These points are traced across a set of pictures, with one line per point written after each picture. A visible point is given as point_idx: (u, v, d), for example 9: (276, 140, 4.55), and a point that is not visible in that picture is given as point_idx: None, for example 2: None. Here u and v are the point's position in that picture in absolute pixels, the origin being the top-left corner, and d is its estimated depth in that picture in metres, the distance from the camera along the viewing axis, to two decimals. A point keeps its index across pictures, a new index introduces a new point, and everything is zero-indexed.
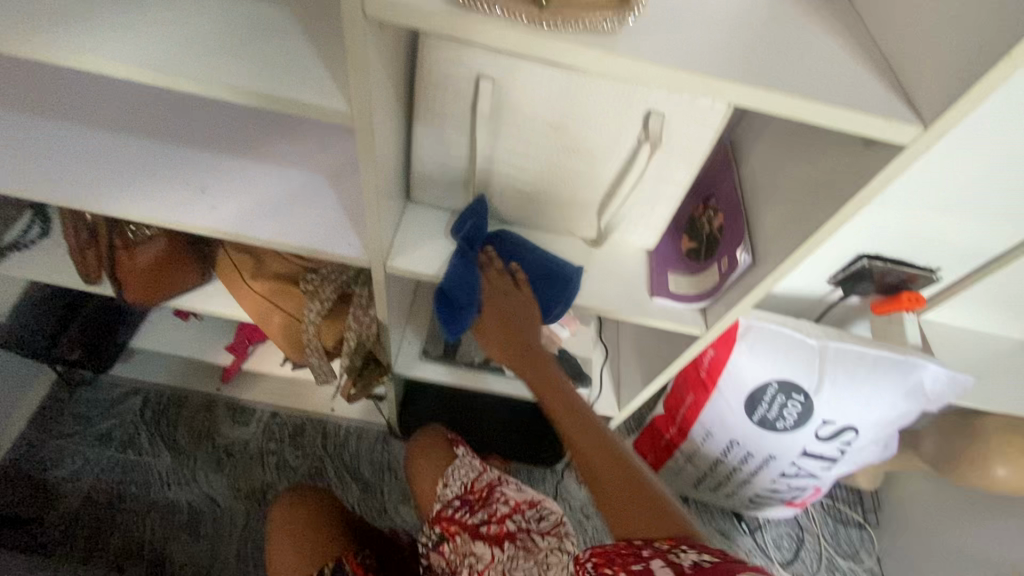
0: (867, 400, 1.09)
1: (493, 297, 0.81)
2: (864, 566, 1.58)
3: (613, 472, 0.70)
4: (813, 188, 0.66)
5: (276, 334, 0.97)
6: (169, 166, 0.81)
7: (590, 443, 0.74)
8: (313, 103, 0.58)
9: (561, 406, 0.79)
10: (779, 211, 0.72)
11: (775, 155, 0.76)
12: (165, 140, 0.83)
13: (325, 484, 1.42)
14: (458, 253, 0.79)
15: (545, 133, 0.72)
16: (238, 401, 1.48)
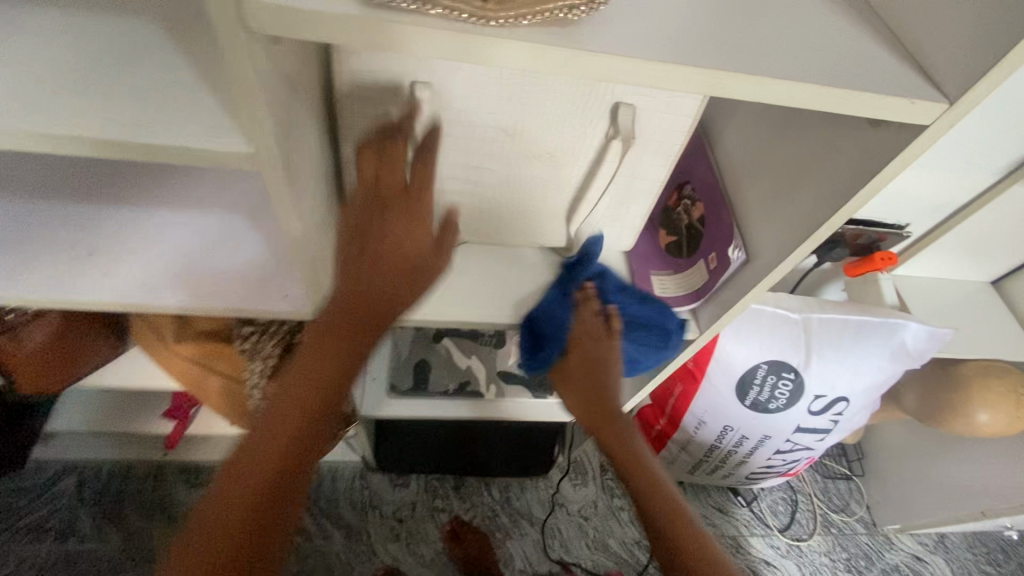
0: (855, 368, 1.07)
1: (580, 341, 0.74)
2: (855, 516, 1.61)
3: (665, 518, 0.76)
4: (807, 174, 0.60)
5: (217, 400, 0.84)
6: (46, 230, 0.66)
7: (643, 496, 0.78)
8: (206, 146, 0.46)
9: (632, 474, 0.79)
10: (769, 201, 0.65)
11: (754, 136, 0.69)
12: (34, 198, 0.68)
13: (304, 536, 1.30)
14: (559, 286, 0.72)
15: (499, 140, 0.62)
16: (191, 462, 1.33)
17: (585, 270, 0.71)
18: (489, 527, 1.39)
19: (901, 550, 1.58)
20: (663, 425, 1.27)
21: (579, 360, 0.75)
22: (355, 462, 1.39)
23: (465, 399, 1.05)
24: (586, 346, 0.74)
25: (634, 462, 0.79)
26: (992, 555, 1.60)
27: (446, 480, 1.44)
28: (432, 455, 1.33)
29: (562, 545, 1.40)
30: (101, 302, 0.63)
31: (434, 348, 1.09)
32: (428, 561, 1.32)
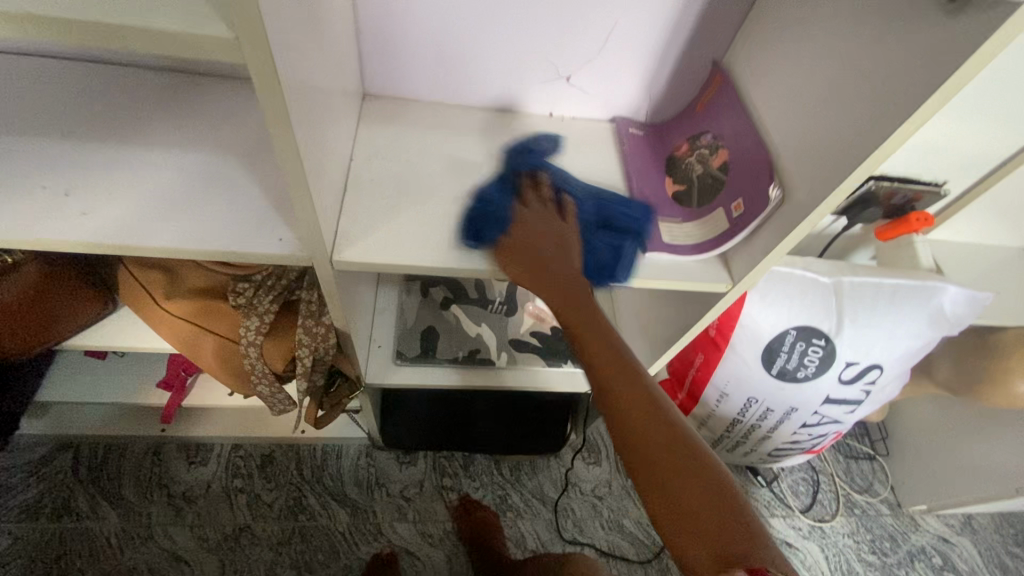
0: (890, 334, 1.01)
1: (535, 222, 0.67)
2: (880, 498, 1.55)
3: (661, 454, 0.58)
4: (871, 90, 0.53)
5: (210, 362, 0.77)
6: (24, 169, 0.61)
7: (631, 421, 0.61)
8: (186, 33, 0.40)
9: (606, 372, 0.64)
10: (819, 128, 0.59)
11: (797, 60, 0.63)
12: (8, 136, 0.62)
13: (308, 515, 1.25)
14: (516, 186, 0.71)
15: None
16: (190, 439, 1.30)
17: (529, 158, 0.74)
18: (500, 506, 1.34)
19: (928, 532, 1.51)
20: (682, 399, 1.22)
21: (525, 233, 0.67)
22: (361, 439, 1.34)
23: (475, 368, 0.99)
24: (522, 236, 0.66)
25: (609, 363, 0.64)
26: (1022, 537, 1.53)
27: (455, 460, 1.38)
28: (441, 432, 1.28)
29: (575, 525, 1.35)
30: (72, 242, 0.56)
31: (441, 315, 1.03)
32: (437, 541, 1.27)
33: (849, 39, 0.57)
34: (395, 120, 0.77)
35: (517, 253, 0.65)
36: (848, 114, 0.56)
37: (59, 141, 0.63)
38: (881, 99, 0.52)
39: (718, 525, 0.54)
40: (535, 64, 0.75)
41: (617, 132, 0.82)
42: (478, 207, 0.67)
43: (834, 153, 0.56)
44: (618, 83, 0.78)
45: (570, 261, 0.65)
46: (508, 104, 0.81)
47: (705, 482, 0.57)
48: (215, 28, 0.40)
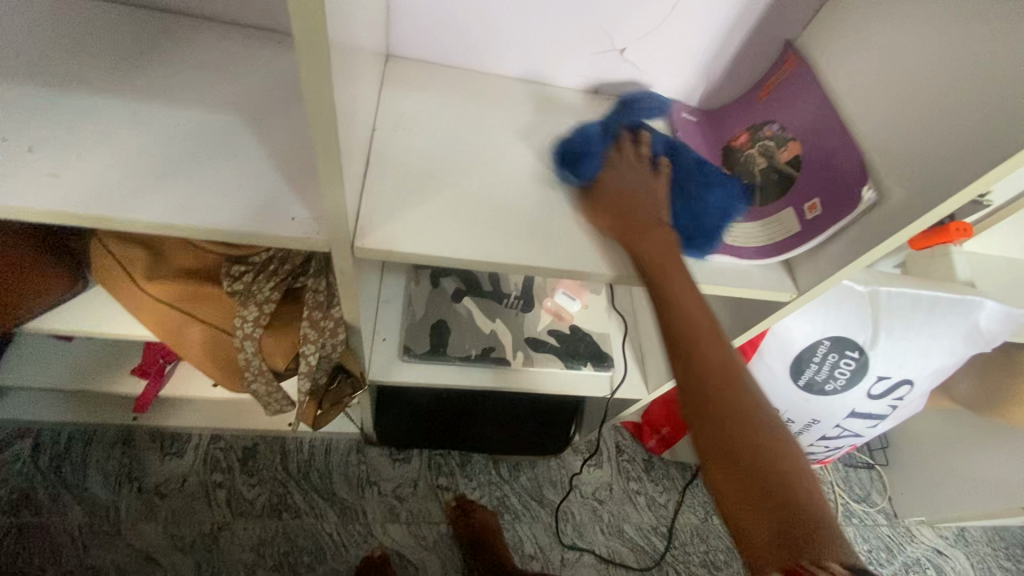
0: (925, 350, 0.96)
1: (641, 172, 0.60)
2: (878, 507, 1.54)
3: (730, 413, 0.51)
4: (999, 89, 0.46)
5: (198, 355, 0.67)
6: None
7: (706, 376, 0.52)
8: None
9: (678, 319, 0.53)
10: (924, 128, 0.52)
11: (898, 48, 0.56)
12: None
13: (293, 514, 1.16)
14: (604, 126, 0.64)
15: None
16: (165, 428, 1.19)
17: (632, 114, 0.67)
18: (498, 509, 1.27)
19: (923, 543, 1.50)
20: None
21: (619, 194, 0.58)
22: (353, 434, 1.26)
23: (488, 367, 0.91)
24: (625, 189, 0.58)
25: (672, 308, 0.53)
26: (1011, 550, 1.54)
27: (452, 458, 1.31)
28: (440, 430, 1.20)
29: (575, 530, 1.29)
30: (37, 209, 0.46)
31: (452, 309, 0.94)
32: (431, 544, 1.20)
33: (966, 24, 0.50)
34: (422, 87, 0.68)
35: (603, 208, 0.58)
36: (962, 110, 0.49)
37: (24, 85, 0.52)
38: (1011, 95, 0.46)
39: (765, 498, 0.47)
40: (588, 33, 0.67)
41: (670, 118, 0.73)
42: (577, 146, 0.60)
43: (947, 155, 0.49)
44: (677, 61, 0.70)
45: (655, 212, 0.57)
46: (551, 78, 0.72)
47: (772, 450, 0.49)
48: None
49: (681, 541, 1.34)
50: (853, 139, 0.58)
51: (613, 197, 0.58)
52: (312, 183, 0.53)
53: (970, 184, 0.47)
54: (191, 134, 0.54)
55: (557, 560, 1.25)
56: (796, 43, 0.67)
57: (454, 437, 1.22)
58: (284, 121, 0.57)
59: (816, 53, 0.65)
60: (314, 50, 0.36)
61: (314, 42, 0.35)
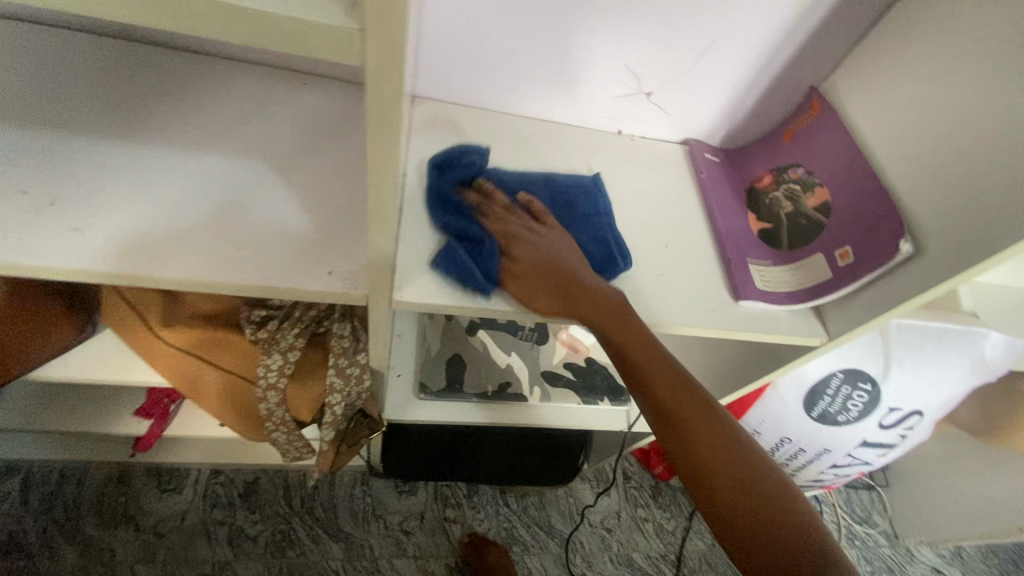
0: (934, 381, 0.98)
1: (511, 232, 0.56)
2: (879, 529, 1.54)
3: (691, 426, 0.56)
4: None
5: (216, 402, 0.65)
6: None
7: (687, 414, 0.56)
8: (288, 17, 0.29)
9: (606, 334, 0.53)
10: (958, 184, 0.53)
11: (928, 102, 0.57)
12: None
13: (296, 551, 1.13)
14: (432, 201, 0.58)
15: None
16: (163, 464, 1.15)
17: (455, 174, 0.59)
18: (506, 540, 1.25)
19: (923, 564, 1.52)
20: None
21: (535, 268, 0.53)
22: (356, 466, 1.23)
23: (505, 403, 0.90)
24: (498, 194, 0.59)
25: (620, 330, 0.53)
26: (1009, 569, 1.57)
27: (459, 489, 1.28)
28: (448, 462, 1.18)
29: (584, 560, 1.27)
30: (63, 269, 0.44)
31: (468, 343, 0.93)
32: None
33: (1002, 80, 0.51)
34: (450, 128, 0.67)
35: (534, 283, 0.53)
36: (1002, 166, 0.50)
37: (43, 133, 0.50)
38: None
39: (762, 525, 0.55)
40: (616, 75, 0.67)
41: (693, 156, 0.74)
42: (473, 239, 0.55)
43: (985, 214, 0.50)
44: (702, 102, 0.70)
45: (570, 252, 0.56)
46: (575, 117, 0.72)
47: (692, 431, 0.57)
48: (322, 10, 0.30)
49: (690, 568, 1.32)
50: (886, 187, 0.59)
51: (542, 279, 0.53)
52: (348, 233, 0.52)
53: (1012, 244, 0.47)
54: (220, 184, 0.52)
55: None
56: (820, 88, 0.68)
57: (462, 468, 1.20)
58: (315, 167, 0.55)
59: (841, 99, 0.66)
60: (378, 118, 0.35)
61: (380, 116, 0.34)
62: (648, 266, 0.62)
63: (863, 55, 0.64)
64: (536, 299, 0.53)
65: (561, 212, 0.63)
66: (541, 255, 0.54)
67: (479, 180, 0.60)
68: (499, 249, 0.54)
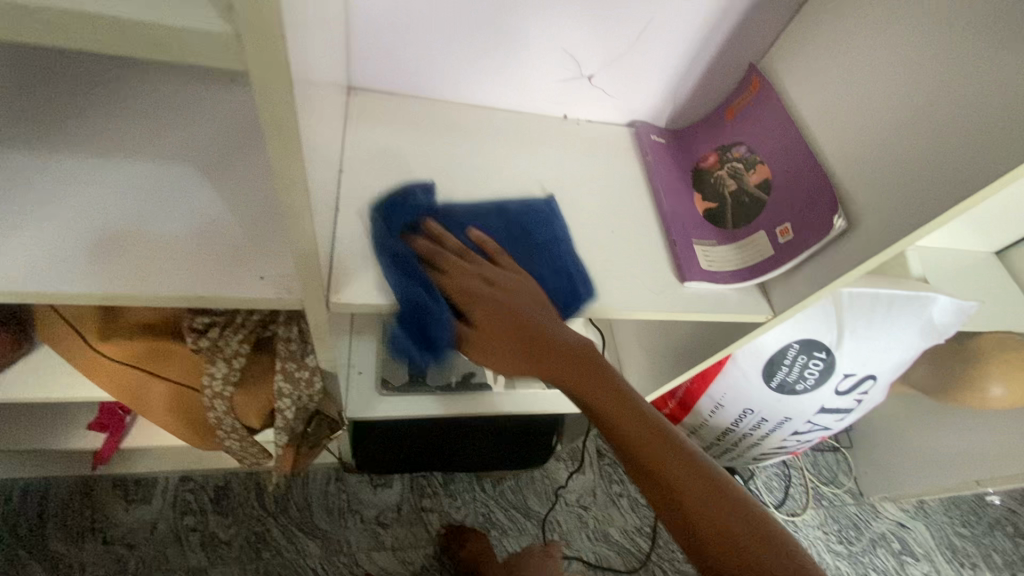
0: (886, 346, 1.01)
1: (483, 313, 0.53)
2: (845, 488, 1.61)
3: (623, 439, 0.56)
4: (955, 124, 0.49)
5: (164, 414, 0.64)
6: None
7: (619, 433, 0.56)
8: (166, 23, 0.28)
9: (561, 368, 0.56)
10: (886, 158, 0.54)
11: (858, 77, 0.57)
12: None
13: (273, 552, 1.12)
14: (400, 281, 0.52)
15: None
16: (129, 474, 1.13)
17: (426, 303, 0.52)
18: (485, 525, 1.27)
19: (887, 518, 1.59)
20: (672, 408, 1.19)
21: (495, 333, 0.54)
22: (329, 463, 1.22)
23: (470, 394, 0.90)
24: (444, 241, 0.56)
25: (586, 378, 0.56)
26: (966, 517, 1.65)
27: (435, 478, 1.29)
28: (421, 453, 1.18)
29: (562, 539, 1.30)
30: None
31: None
32: (418, 568, 1.18)
33: (927, 55, 0.52)
34: (390, 121, 0.65)
35: (493, 344, 0.54)
36: (926, 141, 0.50)
37: None
38: (976, 128, 0.47)
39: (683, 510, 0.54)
40: (556, 59, 0.66)
41: (640, 137, 0.74)
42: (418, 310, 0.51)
43: (911, 187, 0.51)
44: (646, 83, 0.70)
45: (528, 297, 0.55)
46: (520, 104, 0.71)
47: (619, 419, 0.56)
48: (207, 13, 0.29)
49: (665, 539, 1.36)
50: (823, 164, 0.60)
51: (502, 328, 0.54)
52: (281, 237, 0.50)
53: (936, 217, 0.49)
54: (143, 192, 0.50)
55: None
56: (759, 65, 0.68)
57: (436, 458, 1.21)
58: (244, 170, 0.53)
59: (781, 76, 0.66)
60: (283, 126, 0.34)
61: (286, 119, 0.33)
62: (594, 253, 0.62)
63: (799, 30, 0.64)
64: (484, 332, 0.54)
65: (515, 233, 0.60)
66: (500, 310, 0.53)
67: (427, 223, 0.56)
68: (453, 311, 0.54)
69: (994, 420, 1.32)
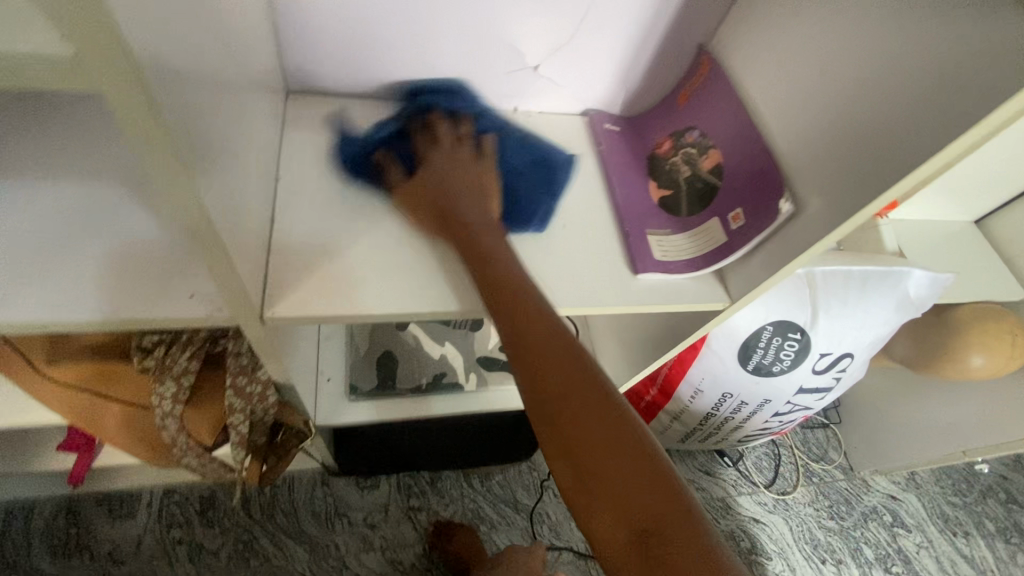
0: (861, 323, 1.00)
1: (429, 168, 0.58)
2: (835, 464, 1.61)
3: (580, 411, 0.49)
4: (897, 99, 0.47)
5: (120, 435, 0.63)
6: None
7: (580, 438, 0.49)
8: None
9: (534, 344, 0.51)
10: (831, 137, 0.52)
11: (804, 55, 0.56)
12: None
13: (261, 559, 1.13)
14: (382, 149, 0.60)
15: None
16: (112, 490, 1.13)
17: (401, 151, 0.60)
18: (474, 521, 1.27)
19: (878, 492, 1.59)
20: (654, 395, 1.18)
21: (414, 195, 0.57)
22: (314, 468, 1.22)
23: (441, 394, 0.89)
24: (435, 184, 0.57)
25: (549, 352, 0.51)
26: (958, 487, 1.65)
27: (421, 477, 1.29)
28: (405, 453, 1.18)
29: (552, 530, 1.30)
30: None
31: (398, 338, 0.92)
32: (408, 567, 1.19)
33: (867, 29, 0.51)
34: (330, 124, 0.63)
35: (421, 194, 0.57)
36: (868, 118, 0.49)
37: None
38: (916, 100, 0.46)
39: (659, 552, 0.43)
40: (499, 51, 0.64)
41: (595, 127, 0.72)
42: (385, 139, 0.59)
43: (855, 167, 0.50)
44: (595, 71, 0.68)
45: (466, 184, 0.58)
46: (467, 98, 0.69)
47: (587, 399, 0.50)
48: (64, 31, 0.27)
49: None
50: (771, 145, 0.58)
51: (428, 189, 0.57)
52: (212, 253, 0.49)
53: (878, 196, 0.47)
54: (66, 214, 0.49)
55: None
56: (710, 45, 0.66)
57: (419, 457, 1.20)
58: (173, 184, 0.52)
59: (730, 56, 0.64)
60: None
61: None
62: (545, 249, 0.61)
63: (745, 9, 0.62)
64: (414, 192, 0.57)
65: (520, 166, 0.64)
66: (440, 180, 0.57)
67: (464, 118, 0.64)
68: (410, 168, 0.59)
69: (979, 390, 1.31)
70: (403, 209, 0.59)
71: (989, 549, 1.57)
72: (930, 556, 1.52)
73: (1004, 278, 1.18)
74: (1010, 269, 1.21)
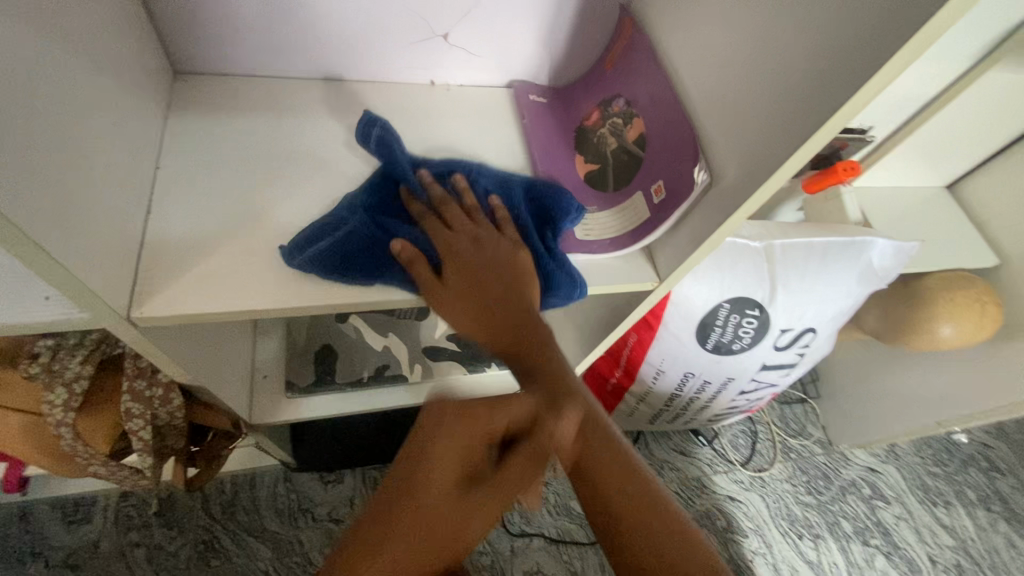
0: (823, 296, 0.96)
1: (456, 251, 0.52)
2: (813, 439, 1.59)
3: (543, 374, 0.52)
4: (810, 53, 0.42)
5: (21, 446, 0.59)
6: None
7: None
8: None
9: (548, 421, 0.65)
10: (744, 99, 0.48)
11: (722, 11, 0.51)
12: None
13: (222, 559, 1.11)
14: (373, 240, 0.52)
15: None
16: (67, 496, 1.11)
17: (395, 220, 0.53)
18: None
19: (857, 465, 1.58)
20: (619, 377, 1.14)
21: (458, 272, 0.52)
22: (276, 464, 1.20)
23: (384, 387, 0.86)
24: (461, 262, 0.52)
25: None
26: (939, 456, 1.64)
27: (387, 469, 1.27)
28: (365, 447, 1.16)
29: (522, 517, 1.29)
30: None
31: (339, 331, 0.88)
32: None
33: None
34: (226, 106, 0.59)
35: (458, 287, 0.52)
36: (780, 74, 0.45)
37: None
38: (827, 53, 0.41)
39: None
40: (402, 19, 0.59)
41: (523, 100, 0.67)
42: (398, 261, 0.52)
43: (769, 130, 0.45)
44: (512, 38, 0.63)
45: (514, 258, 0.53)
46: (377, 74, 0.65)
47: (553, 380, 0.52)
48: None
49: None
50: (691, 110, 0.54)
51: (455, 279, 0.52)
52: None
53: (789, 162, 0.43)
54: None
55: (507, 549, 1.25)
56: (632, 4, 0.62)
57: (381, 449, 1.18)
58: None
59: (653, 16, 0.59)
60: None
61: None
62: None
63: None
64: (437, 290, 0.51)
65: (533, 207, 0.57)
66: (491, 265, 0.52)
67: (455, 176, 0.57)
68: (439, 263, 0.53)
69: (953, 359, 1.29)
70: (300, 196, 0.55)
71: (970, 517, 1.55)
72: (909, 527, 1.51)
73: (975, 244, 1.14)
74: (982, 234, 1.17)
